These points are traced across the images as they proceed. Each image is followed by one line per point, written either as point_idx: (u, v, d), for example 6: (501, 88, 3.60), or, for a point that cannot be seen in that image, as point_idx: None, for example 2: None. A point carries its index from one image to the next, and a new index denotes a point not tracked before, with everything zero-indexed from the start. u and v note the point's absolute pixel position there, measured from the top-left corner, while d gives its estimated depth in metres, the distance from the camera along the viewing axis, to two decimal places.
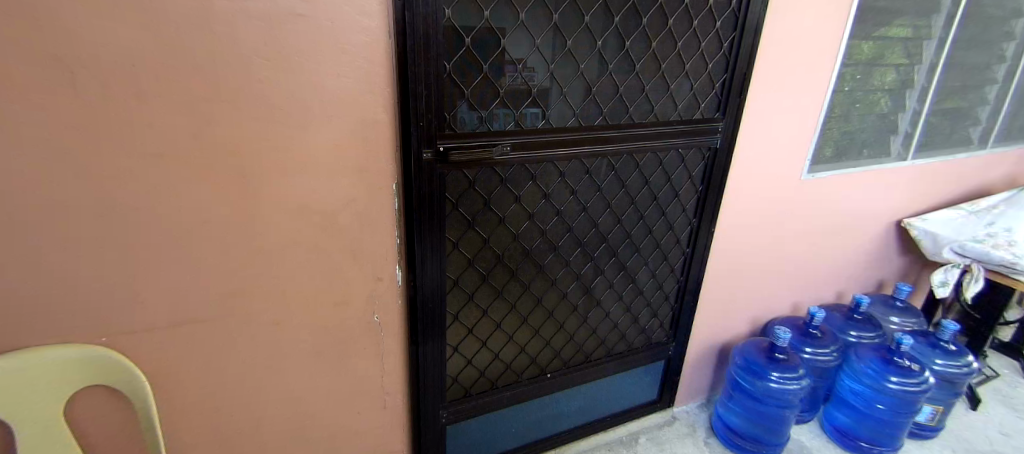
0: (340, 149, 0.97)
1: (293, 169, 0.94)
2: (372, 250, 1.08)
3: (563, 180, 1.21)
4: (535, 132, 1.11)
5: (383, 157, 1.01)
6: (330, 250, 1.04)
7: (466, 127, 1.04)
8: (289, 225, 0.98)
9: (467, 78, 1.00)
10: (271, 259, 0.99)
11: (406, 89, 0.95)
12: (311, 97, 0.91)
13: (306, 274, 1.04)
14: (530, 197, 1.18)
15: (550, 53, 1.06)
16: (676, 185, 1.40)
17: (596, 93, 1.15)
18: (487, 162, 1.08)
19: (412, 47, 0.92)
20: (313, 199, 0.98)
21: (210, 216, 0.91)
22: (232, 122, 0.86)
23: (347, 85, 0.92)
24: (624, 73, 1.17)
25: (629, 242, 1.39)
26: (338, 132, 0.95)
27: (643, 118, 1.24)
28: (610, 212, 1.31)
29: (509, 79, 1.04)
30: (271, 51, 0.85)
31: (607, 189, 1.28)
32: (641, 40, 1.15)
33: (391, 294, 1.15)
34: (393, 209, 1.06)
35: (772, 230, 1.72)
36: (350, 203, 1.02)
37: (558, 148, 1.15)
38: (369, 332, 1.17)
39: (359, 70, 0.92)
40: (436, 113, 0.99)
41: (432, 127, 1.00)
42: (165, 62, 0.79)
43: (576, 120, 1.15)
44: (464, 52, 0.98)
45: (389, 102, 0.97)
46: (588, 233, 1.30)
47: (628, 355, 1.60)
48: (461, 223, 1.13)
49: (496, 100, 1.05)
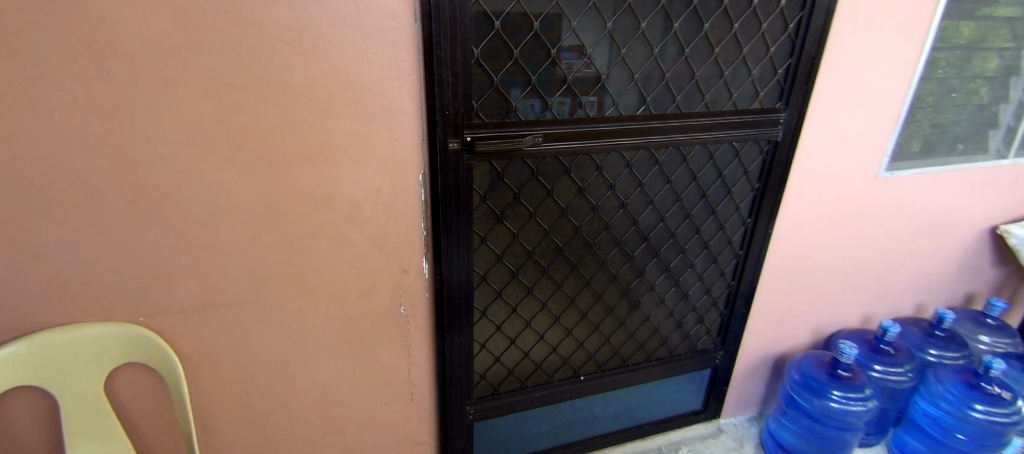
0: (365, 138, 0.94)
1: (319, 158, 0.93)
2: (398, 242, 1.06)
3: (601, 173, 1.13)
4: (570, 122, 1.04)
5: (409, 147, 0.98)
6: (356, 240, 1.03)
7: (495, 117, 0.99)
8: (315, 214, 0.98)
9: (497, 64, 0.95)
10: (297, 247, 1.00)
11: (432, 76, 0.91)
12: (335, 84, 0.89)
13: (332, 263, 1.03)
14: (564, 191, 1.12)
15: (589, 37, 0.98)
16: (729, 182, 1.28)
17: (639, 81, 1.06)
18: (518, 153, 1.02)
19: (438, 32, 0.88)
20: (338, 188, 0.97)
21: (238, 203, 0.92)
22: (257, 109, 0.87)
23: (371, 73, 0.89)
24: (673, 59, 1.07)
25: (674, 243, 1.29)
26: (363, 120, 0.93)
27: (693, 107, 1.14)
28: (653, 210, 1.22)
29: (542, 65, 0.98)
30: (294, 37, 0.83)
31: (650, 184, 1.19)
32: (692, 21, 1.04)
33: (417, 287, 1.12)
34: (419, 201, 1.03)
35: (839, 232, 1.55)
36: (375, 193, 1.00)
37: (596, 139, 1.07)
38: (395, 325, 1.15)
39: (384, 57, 0.89)
40: (463, 101, 0.95)
41: (459, 117, 0.96)
42: (192, 49, 0.80)
43: (617, 109, 1.07)
44: (493, 37, 0.93)
45: (415, 91, 0.93)
46: (627, 231, 1.22)
47: (670, 361, 1.50)
48: (489, 217, 1.09)
49: (528, 88, 0.99)
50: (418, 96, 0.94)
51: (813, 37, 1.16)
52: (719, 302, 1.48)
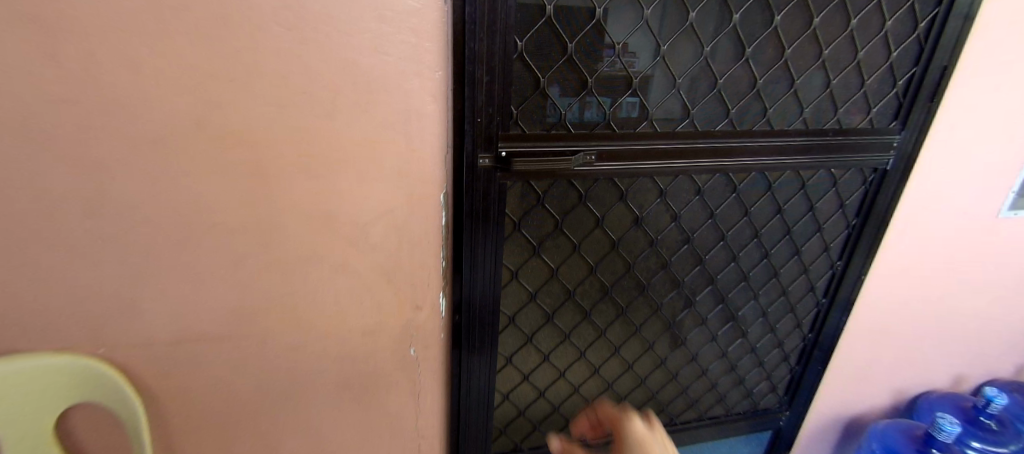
0: (376, 147, 0.76)
1: (318, 169, 0.75)
2: (411, 273, 0.87)
3: (664, 201, 0.91)
4: (633, 138, 0.83)
5: (430, 160, 0.78)
6: (361, 269, 0.84)
7: (538, 127, 0.80)
8: (311, 236, 0.80)
9: (544, 61, 0.76)
10: (290, 275, 0.82)
11: (461, 74, 0.73)
12: (342, 79, 0.70)
13: (331, 295, 0.85)
14: (617, 221, 0.91)
15: (662, 31, 0.78)
16: (820, 217, 1.03)
17: (722, 90, 0.84)
18: (563, 174, 0.82)
19: (472, 16, 0.69)
20: (341, 207, 0.79)
21: (219, 220, 0.75)
22: (243, 106, 0.69)
23: (386, 66, 0.70)
24: (767, 63, 0.84)
25: (746, 288, 1.06)
26: (375, 125, 0.74)
27: (786, 125, 0.90)
28: (724, 247, 0.99)
29: (602, 65, 0.78)
30: (290, 16, 0.65)
31: (724, 216, 0.96)
32: (797, 16, 0.81)
33: (433, 327, 0.93)
34: (439, 226, 0.84)
35: (946, 283, 1.26)
36: (386, 214, 0.81)
37: (661, 160, 0.86)
38: (404, 370, 0.96)
39: (403, 47, 0.70)
40: (498, 107, 0.76)
41: (492, 125, 0.77)
42: (161, 28, 0.63)
43: (690, 124, 0.86)
44: (540, 27, 0.74)
45: (440, 91, 0.74)
46: (690, 271, 1.00)
47: (726, 421, 1.27)
48: (523, 248, 0.89)
49: (580, 94, 0.79)
50: (443, 99, 0.75)
51: (952, 41, 0.90)
52: (790, 357, 1.24)
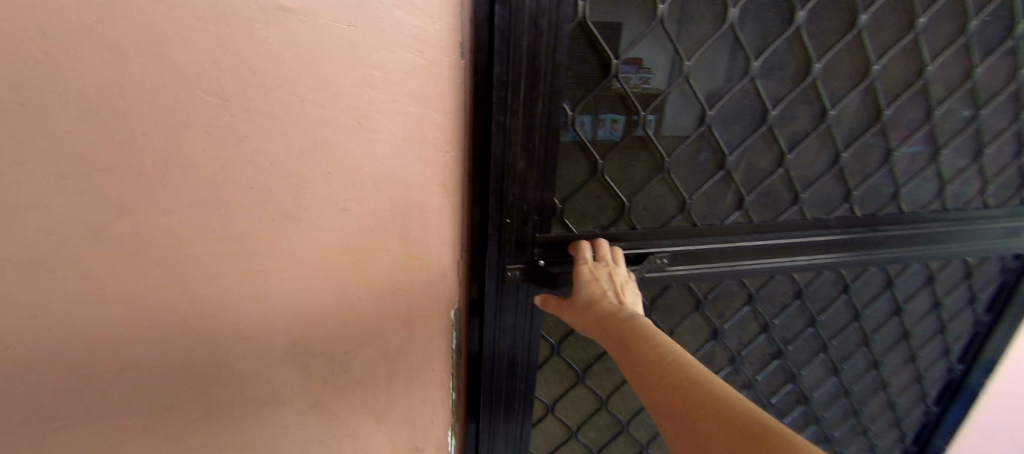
0: (361, 255, 0.53)
1: (278, 288, 0.53)
2: (409, 408, 0.64)
3: (755, 308, 0.75)
4: (711, 231, 0.65)
5: (436, 266, 0.57)
6: (340, 409, 0.62)
7: (590, 219, 0.63)
8: (270, 374, 0.57)
9: (600, 135, 0.58)
10: (241, 423, 0.59)
11: (486, 155, 0.53)
12: (310, 166, 0.48)
13: (299, 443, 0.62)
14: (695, 333, 0.74)
15: (759, 94, 0.59)
16: (925, 309, 0.83)
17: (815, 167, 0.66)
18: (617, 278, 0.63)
19: (505, 78, 0.49)
20: (312, 335, 0.56)
21: (130, 361, 0.52)
22: (163, 210, 0.47)
23: (375, 147, 0.48)
24: (884, 131, 0.65)
25: (825, 388, 0.87)
26: (358, 227, 0.52)
27: (905, 214, 0.70)
28: (803, 346, 0.81)
29: (679, 142, 0.60)
30: (231, 81, 0.43)
31: (826, 321, 0.79)
32: (931, 72, 0.62)
33: None
34: (448, 349, 0.63)
35: None
36: (376, 338, 0.59)
37: (740, 253, 0.67)
38: None
39: (400, 120, 0.48)
40: (534, 195, 0.57)
41: (523, 219, 0.58)
42: (22, 101, 0.40)
43: (778, 209, 0.67)
44: (598, 89, 0.55)
45: (451, 178, 0.53)
46: (778, 381, 0.83)
47: None
48: (558, 355, 0.73)
49: (637, 168, 0.61)
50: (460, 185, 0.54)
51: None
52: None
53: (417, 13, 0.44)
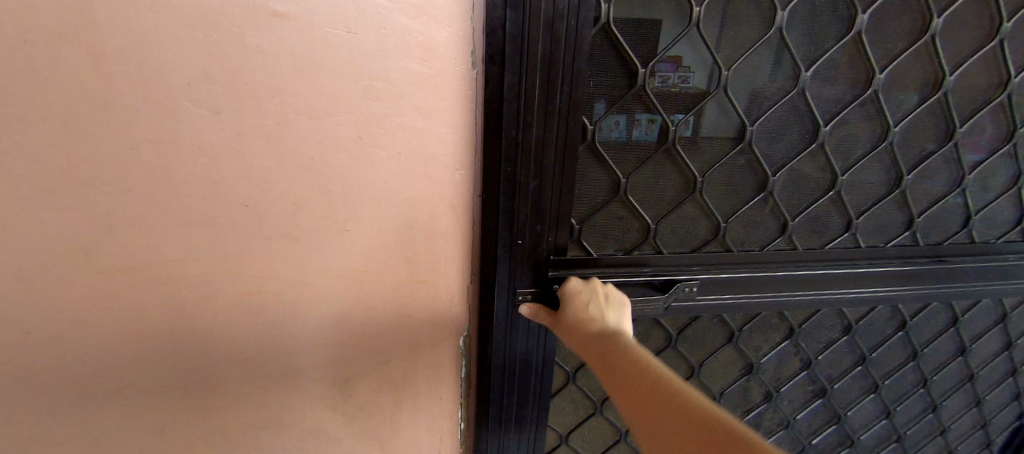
0: (362, 279, 0.50)
1: (277, 310, 0.50)
2: (414, 438, 0.61)
3: (778, 340, 0.74)
4: (738, 256, 0.63)
5: (444, 291, 0.53)
6: (340, 436, 0.58)
7: (613, 243, 0.60)
8: (268, 397, 0.55)
9: (627, 155, 0.55)
10: (237, 448, 0.56)
11: (503, 173, 0.49)
12: (307, 185, 0.44)
13: None
14: (715, 364, 0.75)
15: (800, 104, 0.56)
16: (962, 333, 0.81)
17: (852, 181, 0.62)
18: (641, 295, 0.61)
19: (527, 94, 0.46)
20: (311, 360, 0.53)
21: (127, 382, 0.50)
22: (154, 228, 0.44)
23: (376, 165, 0.45)
24: (929, 143, 0.62)
25: (856, 411, 0.85)
26: (359, 249, 0.48)
27: (942, 241, 0.69)
28: (831, 367, 0.79)
29: (710, 164, 0.57)
30: (223, 93, 0.40)
31: (850, 355, 0.79)
32: (981, 79, 0.58)
33: None
34: (458, 376, 0.59)
35: None
36: (378, 365, 0.55)
37: (772, 268, 0.65)
38: None
39: (404, 135, 0.44)
40: (554, 212, 0.54)
41: (543, 238, 0.55)
42: (8, 114, 0.38)
43: (812, 224, 0.64)
44: (624, 98, 0.52)
45: (461, 198, 0.49)
46: (799, 412, 0.83)
47: None
48: (573, 383, 0.70)
49: (665, 181, 0.58)
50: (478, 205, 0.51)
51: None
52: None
53: (423, 19, 0.40)
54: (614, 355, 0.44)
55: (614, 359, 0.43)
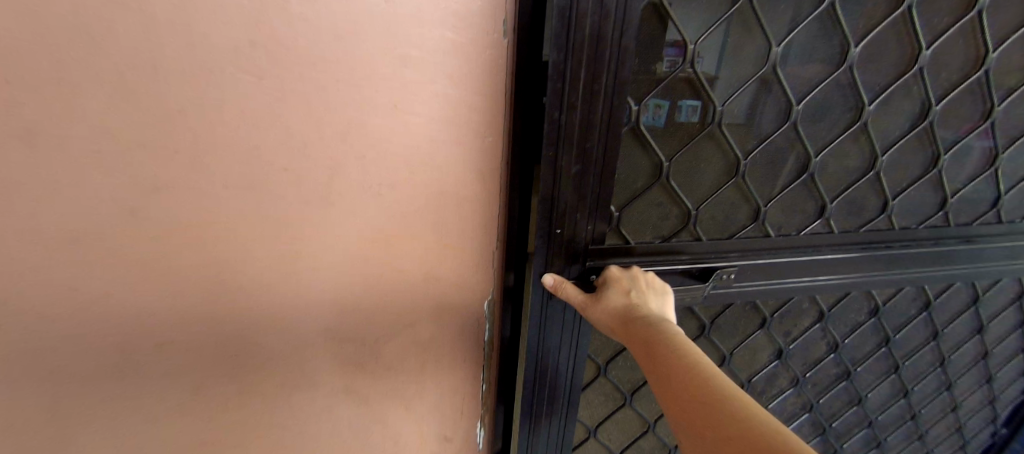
0: (395, 243, 0.52)
1: (311, 273, 0.52)
2: (438, 398, 0.64)
3: (808, 326, 0.77)
4: (777, 239, 0.65)
5: (470, 258, 0.55)
6: (368, 395, 0.61)
7: (652, 227, 0.61)
8: (302, 356, 0.57)
9: (669, 139, 0.56)
10: (272, 403, 0.59)
11: (544, 156, 0.50)
12: (345, 150, 0.46)
13: (328, 425, 0.63)
14: (748, 351, 0.77)
15: (826, 87, 0.57)
16: (980, 313, 0.85)
17: (887, 164, 0.64)
18: (677, 277, 0.62)
19: (576, 75, 0.47)
20: (343, 320, 0.56)
21: (170, 339, 0.53)
22: (198, 190, 0.46)
23: (412, 132, 0.46)
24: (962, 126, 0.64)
25: (878, 392, 0.88)
26: (392, 214, 0.50)
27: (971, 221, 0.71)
28: (857, 349, 0.81)
29: (752, 148, 0.59)
30: (266, 60, 0.41)
31: (875, 338, 0.81)
32: (1000, 59, 0.60)
33: None
34: (483, 340, 0.61)
35: None
36: (407, 327, 0.57)
37: (802, 253, 0.66)
38: None
39: (438, 103, 0.46)
40: (595, 196, 0.55)
41: (582, 224, 0.56)
42: (63, 78, 0.39)
43: (841, 207, 0.65)
44: (668, 82, 0.52)
45: (491, 166, 0.50)
46: (823, 395, 0.86)
47: None
48: (604, 374, 0.72)
49: (701, 166, 0.59)
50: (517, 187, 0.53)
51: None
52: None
53: None
54: (667, 353, 0.46)
55: (670, 357, 0.46)
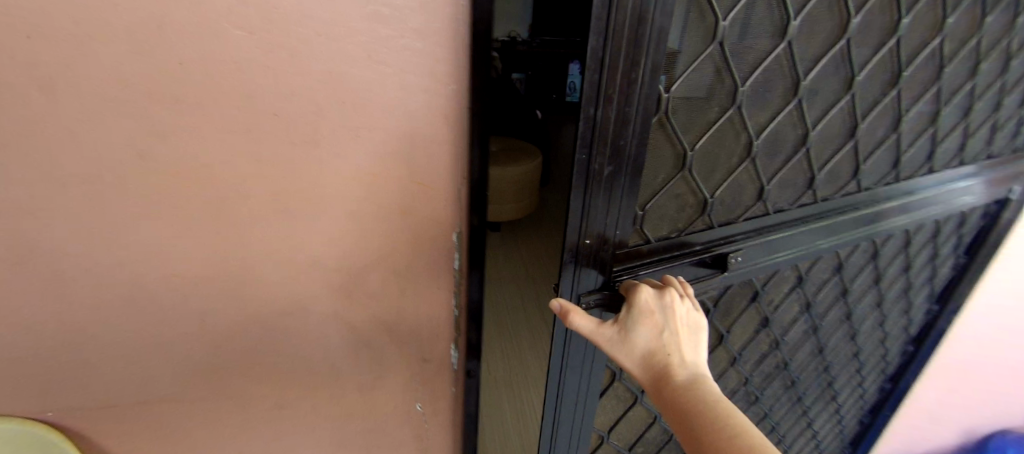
0: (373, 180, 0.60)
1: (302, 209, 0.60)
2: (417, 323, 0.73)
3: (779, 272, 1.01)
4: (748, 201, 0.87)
5: (442, 194, 0.63)
6: (355, 321, 0.70)
7: (659, 203, 0.79)
8: (295, 285, 0.65)
9: (675, 132, 0.72)
10: (270, 328, 0.68)
11: (582, 157, 0.63)
12: (325, 96, 0.53)
13: (320, 350, 0.71)
14: (736, 295, 1.00)
15: (778, 83, 0.77)
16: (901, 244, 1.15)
17: (823, 137, 0.88)
18: (687, 262, 0.83)
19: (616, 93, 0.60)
20: (330, 252, 0.64)
21: (177, 269, 0.60)
22: (196, 132, 0.53)
23: (383, 80, 0.54)
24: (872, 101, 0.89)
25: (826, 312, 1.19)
26: (369, 155, 0.58)
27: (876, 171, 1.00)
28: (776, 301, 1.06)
29: (731, 135, 0.78)
30: (250, 15, 0.48)
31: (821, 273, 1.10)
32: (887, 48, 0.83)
33: (441, 379, 0.80)
34: (453, 269, 0.70)
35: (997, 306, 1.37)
36: (385, 258, 0.66)
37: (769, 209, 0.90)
38: (409, 425, 0.83)
39: (405, 54, 0.53)
40: (622, 186, 0.70)
41: (612, 210, 0.71)
42: (73, 30, 0.45)
43: (774, 183, 0.87)
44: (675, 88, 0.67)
45: (454, 111, 0.58)
46: (788, 321, 1.14)
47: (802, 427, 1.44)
48: None
49: (688, 163, 0.77)
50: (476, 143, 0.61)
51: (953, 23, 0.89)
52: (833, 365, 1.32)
53: None
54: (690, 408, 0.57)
55: (690, 414, 0.56)
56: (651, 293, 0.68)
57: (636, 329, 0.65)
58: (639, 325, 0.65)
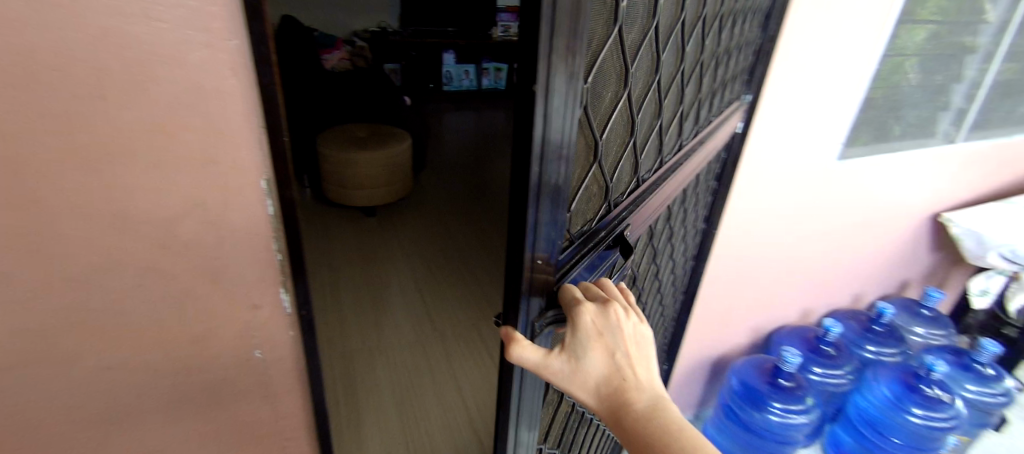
0: (156, 187, 0.44)
1: (32, 245, 0.42)
2: (277, 359, 0.64)
3: (677, 241, 1.10)
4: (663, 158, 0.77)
5: (254, 194, 0.50)
6: (181, 371, 0.57)
7: (598, 178, 0.59)
8: (71, 348, 0.49)
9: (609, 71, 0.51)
10: (54, 404, 0.51)
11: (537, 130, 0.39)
12: (63, 63, 0.36)
13: (140, 410, 0.57)
14: (652, 281, 1.02)
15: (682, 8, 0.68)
16: None
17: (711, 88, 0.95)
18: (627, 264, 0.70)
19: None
20: (108, 289, 0.47)
21: None
22: None
23: (160, 44, 0.38)
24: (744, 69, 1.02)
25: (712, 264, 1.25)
26: (140, 142, 0.41)
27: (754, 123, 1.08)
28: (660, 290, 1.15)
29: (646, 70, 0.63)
30: None
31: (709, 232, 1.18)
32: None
33: (295, 402, 0.71)
34: (279, 284, 0.57)
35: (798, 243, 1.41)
36: (180, 284, 0.51)
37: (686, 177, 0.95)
38: (278, 449, 0.75)
39: (180, 14, 0.38)
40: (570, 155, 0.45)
41: (556, 193, 0.46)
42: None
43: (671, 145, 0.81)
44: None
45: (244, 86, 0.44)
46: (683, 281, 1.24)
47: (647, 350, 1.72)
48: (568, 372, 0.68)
49: (599, 153, 0.54)
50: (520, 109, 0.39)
51: None
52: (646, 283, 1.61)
53: None
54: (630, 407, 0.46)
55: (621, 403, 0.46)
56: (603, 313, 0.48)
57: (582, 354, 0.47)
58: (586, 348, 0.47)
